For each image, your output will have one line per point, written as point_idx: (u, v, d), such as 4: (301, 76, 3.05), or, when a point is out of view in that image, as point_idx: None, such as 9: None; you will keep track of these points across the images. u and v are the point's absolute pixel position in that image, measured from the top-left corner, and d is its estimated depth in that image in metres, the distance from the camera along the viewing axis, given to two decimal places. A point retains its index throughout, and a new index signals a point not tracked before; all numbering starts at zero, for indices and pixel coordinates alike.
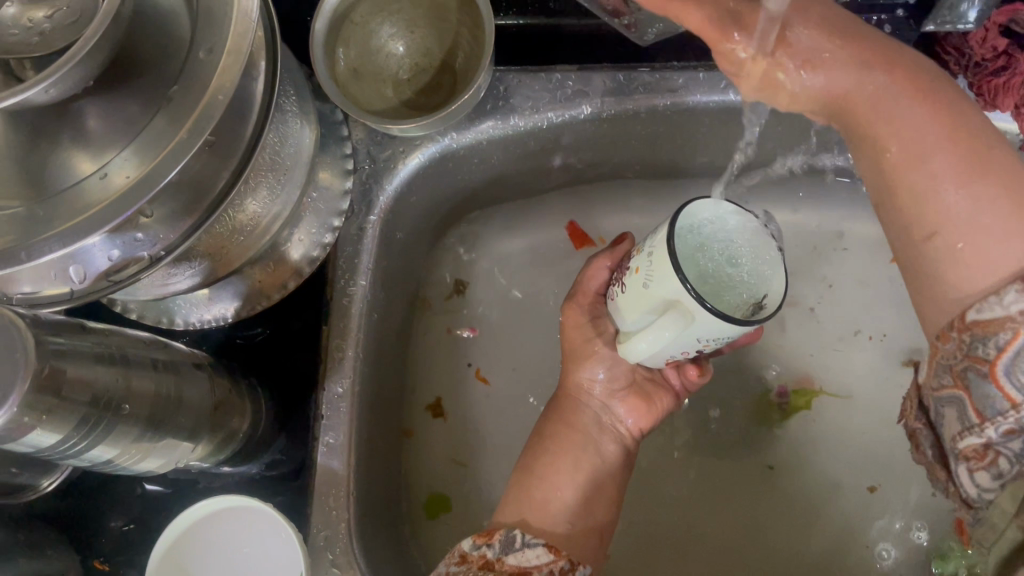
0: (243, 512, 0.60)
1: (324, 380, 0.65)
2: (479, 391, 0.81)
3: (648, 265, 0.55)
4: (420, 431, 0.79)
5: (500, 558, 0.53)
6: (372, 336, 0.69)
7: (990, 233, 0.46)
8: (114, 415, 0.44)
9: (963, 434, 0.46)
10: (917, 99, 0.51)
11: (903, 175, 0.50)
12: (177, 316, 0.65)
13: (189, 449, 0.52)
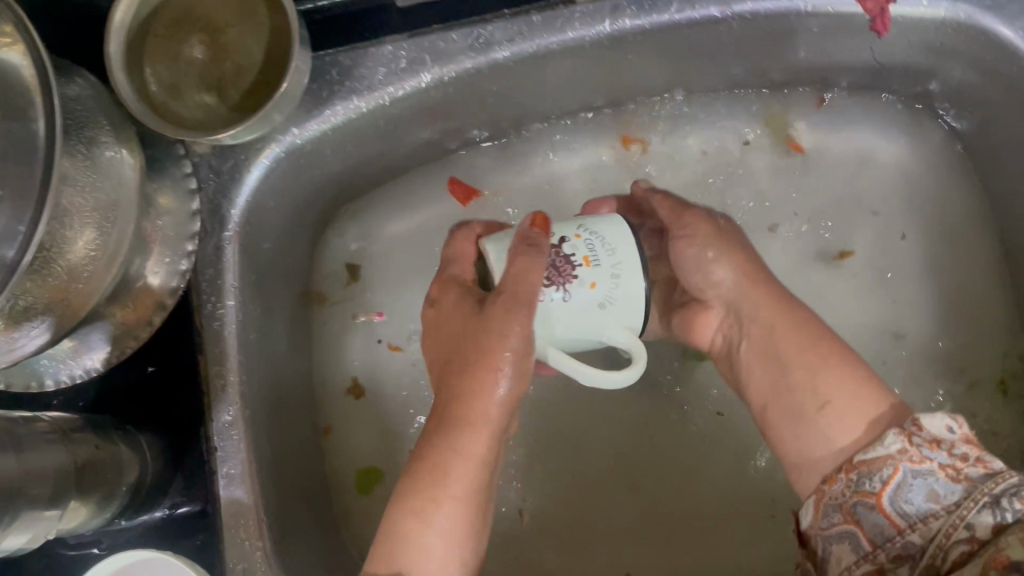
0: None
1: (211, 411, 0.62)
2: (396, 362, 0.81)
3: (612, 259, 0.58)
4: (338, 420, 0.78)
5: None
6: (257, 353, 0.67)
7: (842, 417, 0.58)
8: None
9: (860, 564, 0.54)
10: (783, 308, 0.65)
11: (768, 354, 0.64)
12: (46, 377, 0.62)
13: (55, 518, 0.50)
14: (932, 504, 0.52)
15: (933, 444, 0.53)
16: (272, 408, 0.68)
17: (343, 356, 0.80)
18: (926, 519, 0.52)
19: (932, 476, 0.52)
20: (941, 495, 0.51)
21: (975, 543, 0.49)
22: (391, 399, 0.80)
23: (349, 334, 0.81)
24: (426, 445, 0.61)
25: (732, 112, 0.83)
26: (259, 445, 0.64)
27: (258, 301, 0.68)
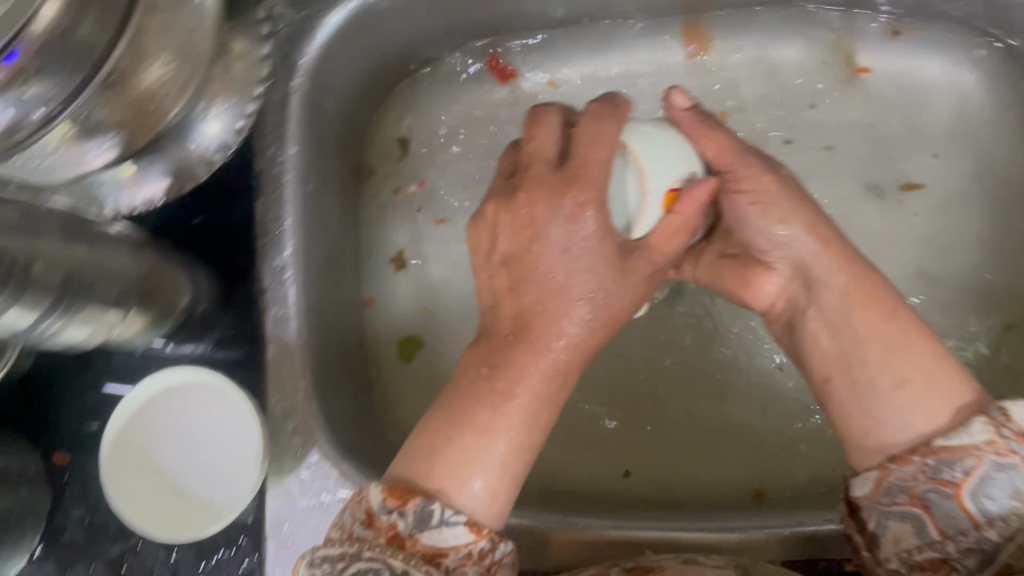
0: (192, 392, 0.59)
1: (265, 253, 0.63)
2: (439, 235, 0.81)
3: None
4: (380, 289, 0.78)
5: (413, 533, 0.45)
6: (312, 204, 0.67)
7: (923, 403, 0.47)
8: (23, 277, 0.45)
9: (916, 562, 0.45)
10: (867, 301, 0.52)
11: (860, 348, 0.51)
12: (105, 204, 0.61)
13: (117, 317, 0.52)
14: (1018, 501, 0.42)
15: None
16: (322, 262, 0.69)
17: (386, 226, 0.80)
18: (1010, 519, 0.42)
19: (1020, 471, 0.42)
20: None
21: None
22: (431, 274, 0.80)
23: (393, 207, 0.81)
24: (505, 359, 0.51)
25: (797, 26, 0.82)
26: (309, 292, 0.65)
27: (317, 157, 0.69)
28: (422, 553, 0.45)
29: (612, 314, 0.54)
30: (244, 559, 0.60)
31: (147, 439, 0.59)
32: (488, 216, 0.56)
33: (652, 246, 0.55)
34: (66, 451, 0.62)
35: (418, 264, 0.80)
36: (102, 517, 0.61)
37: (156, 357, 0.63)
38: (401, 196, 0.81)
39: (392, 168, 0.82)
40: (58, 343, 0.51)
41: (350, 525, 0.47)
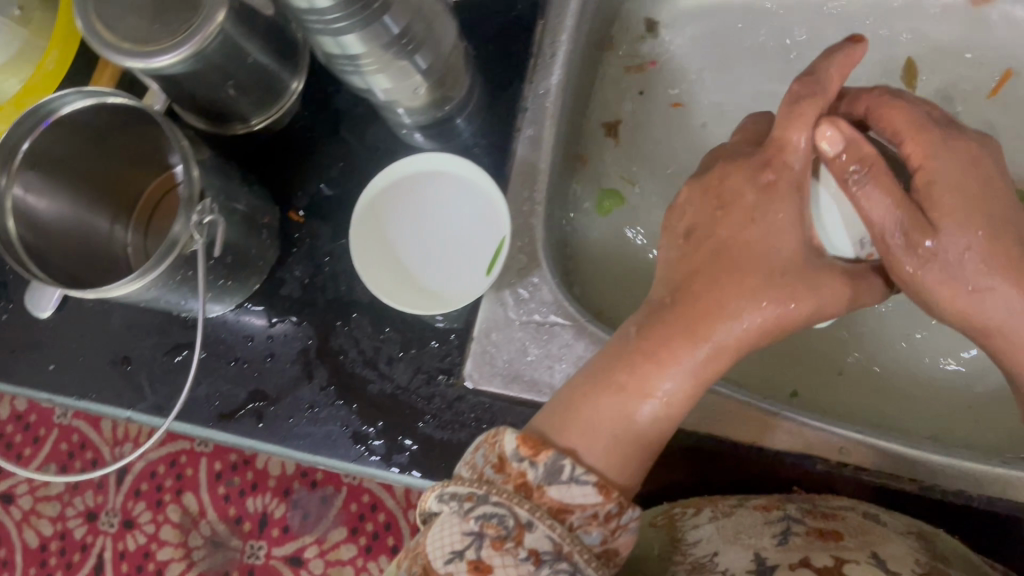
0: (433, 178, 0.61)
1: (537, 72, 0.63)
2: (667, 114, 0.76)
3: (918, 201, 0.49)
4: (592, 155, 0.74)
5: (541, 485, 0.41)
6: (583, 41, 0.67)
7: None
8: (382, 8, 0.46)
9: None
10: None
11: None
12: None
13: (419, 83, 0.54)
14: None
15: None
16: (572, 103, 0.68)
17: (616, 94, 0.76)
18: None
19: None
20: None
21: None
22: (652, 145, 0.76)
23: (627, 75, 0.77)
24: (657, 321, 0.47)
25: None
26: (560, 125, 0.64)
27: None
28: (547, 506, 0.40)
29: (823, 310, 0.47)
30: (446, 356, 0.62)
31: (390, 218, 0.61)
32: (706, 180, 0.51)
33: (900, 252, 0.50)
34: (302, 211, 0.64)
35: (638, 132, 0.76)
36: (323, 280, 0.63)
37: (403, 146, 0.64)
38: (636, 70, 0.77)
39: (636, 39, 0.78)
40: (364, 81, 0.52)
41: (473, 466, 0.42)
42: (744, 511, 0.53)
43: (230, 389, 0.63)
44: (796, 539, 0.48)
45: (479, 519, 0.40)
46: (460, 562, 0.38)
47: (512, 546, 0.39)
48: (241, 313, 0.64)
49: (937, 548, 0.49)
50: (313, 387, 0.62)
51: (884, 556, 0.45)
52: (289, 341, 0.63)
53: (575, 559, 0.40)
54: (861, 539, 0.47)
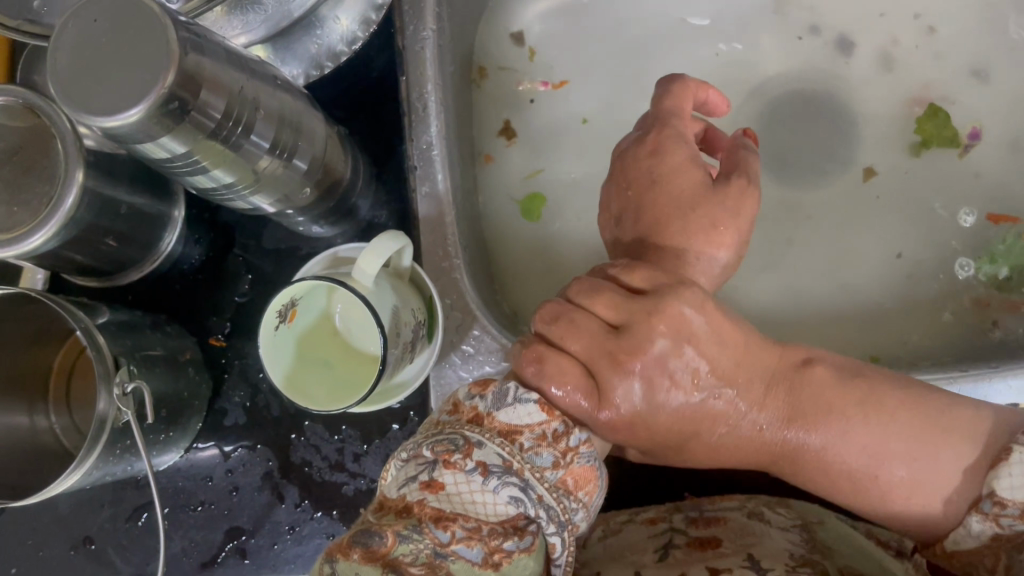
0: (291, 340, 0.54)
1: (411, 132, 0.62)
2: (553, 103, 0.79)
3: (349, 327, 0.56)
4: (495, 155, 0.77)
5: (436, 484, 0.36)
6: (451, 86, 0.65)
7: (919, 479, 0.41)
8: (245, 126, 0.44)
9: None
10: (874, 420, 0.42)
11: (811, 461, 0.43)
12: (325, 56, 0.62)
13: (302, 184, 0.52)
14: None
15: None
16: (460, 147, 0.67)
17: (510, 105, 0.78)
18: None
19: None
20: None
21: None
22: (551, 140, 0.78)
23: (515, 91, 0.79)
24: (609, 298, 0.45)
25: None
26: (453, 172, 0.64)
27: (453, 35, 0.66)
28: (427, 517, 0.35)
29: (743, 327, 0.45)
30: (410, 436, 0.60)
31: (324, 381, 0.55)
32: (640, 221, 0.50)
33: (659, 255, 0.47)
34: (222, 336, 0.62)
35: (531, 139, 0.78)
36: (265, 399, 0.61)
37: (303, 241, 0.62)
38: (528, 86, 0.79)
39: (523, 56, 0.79)
40: (246, 199, 0.50)
41: (391, 495, 0.37)
42: (632, 527, 0.53)
43: (204, 535, 0.60)
44: (676, 554, 0.48)
45: (433, 441, 0.37)
46: (412, 486, 0.36)
47: (459, 459, 0.36)
48: (191, 456, 0.61)
49: (820, 537, 0.49)
50: (289, 507, 0.60)
51: (758, 556, 0.45)
52: (250, 469, 0.61)
53: (525, 474, 0.36)
54: (738, 543, 0.48)
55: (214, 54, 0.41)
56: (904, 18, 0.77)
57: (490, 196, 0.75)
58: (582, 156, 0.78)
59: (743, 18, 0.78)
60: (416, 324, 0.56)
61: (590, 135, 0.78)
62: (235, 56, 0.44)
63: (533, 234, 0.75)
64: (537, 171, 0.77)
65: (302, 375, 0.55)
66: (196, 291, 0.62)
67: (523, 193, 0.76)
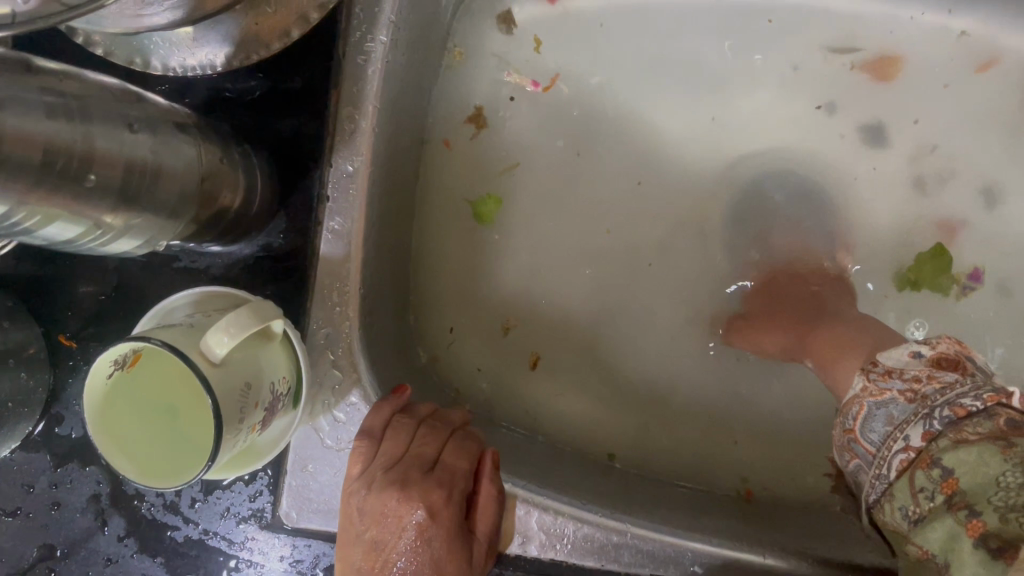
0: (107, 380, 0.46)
1: (330, 156, 0.54)
2: (521, 117, 0.72)
3: (170, 384, 0.47)
4: (455, 144, 0.70)
5: None
6: (390, 106, 0.57)
7: (857, 357, 0.53)
8: (75, 185, 0.35)
9: (866, 470, 0.47)
10: (854, 325, 0.59)
11: (810, 334, 0.63)
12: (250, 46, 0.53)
13: (169, 228, 0.43)
14: (888, 427, 0.45)
15: (888, 377, 0.47)
16: (388, 173, 0.59)
17: (480, 92, 0.71)
18: (887, 443, 0.45)
19: (893, 403, 0.46)
20: (896, 418, 0.45)
21: (911, 452, 0.43)
22: (517, 153, 0.72)
23: (501, 79, 0.71)
24: (412, 444, 0.52)
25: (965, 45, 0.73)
26: (371, 209, 0.56)
27: (407, 47, 0.58)
28: None
29: (450, 480, 0.51)
30: (255, 495, 0.54)
31: (136, 434, 0.46)
32: (774, 287, 0.73)
33: (440, 470, 0.51)
34: (73, 335, 0.55)
35: (499, 142, 0.72)
36: None
37: (184, 252, 0.55)
38: (516, 80, 0.72)
39: (512, 51, 0.72)
40: (99, 247, 0.41)
41: None
42: None
43: (16, 546, 0.55)
44: None
45: None
46: None
47: None
48: (14, 459, 0.55)
49: None
50: (110, 538, 0.55)
51: None
52: (77, 487, 0.55)
53: None
54: None
55: (20, 105, 0.32)
56: (894, 137, 0.74)
57: (434, 196, 0.69)
58: (547, 175, 0.73)
59: (748, 86, 0.74)
60: (274, 401, 0.48)
61: (553, 164, 0.73)
62: (61, 97, 0.35)
63: (470, 245, 0.71)
64: (513, 166, 0.72)
65: (133, 409, 0.47)
66: (54, 281, 0.55)
67: (474, 194, 0.71)
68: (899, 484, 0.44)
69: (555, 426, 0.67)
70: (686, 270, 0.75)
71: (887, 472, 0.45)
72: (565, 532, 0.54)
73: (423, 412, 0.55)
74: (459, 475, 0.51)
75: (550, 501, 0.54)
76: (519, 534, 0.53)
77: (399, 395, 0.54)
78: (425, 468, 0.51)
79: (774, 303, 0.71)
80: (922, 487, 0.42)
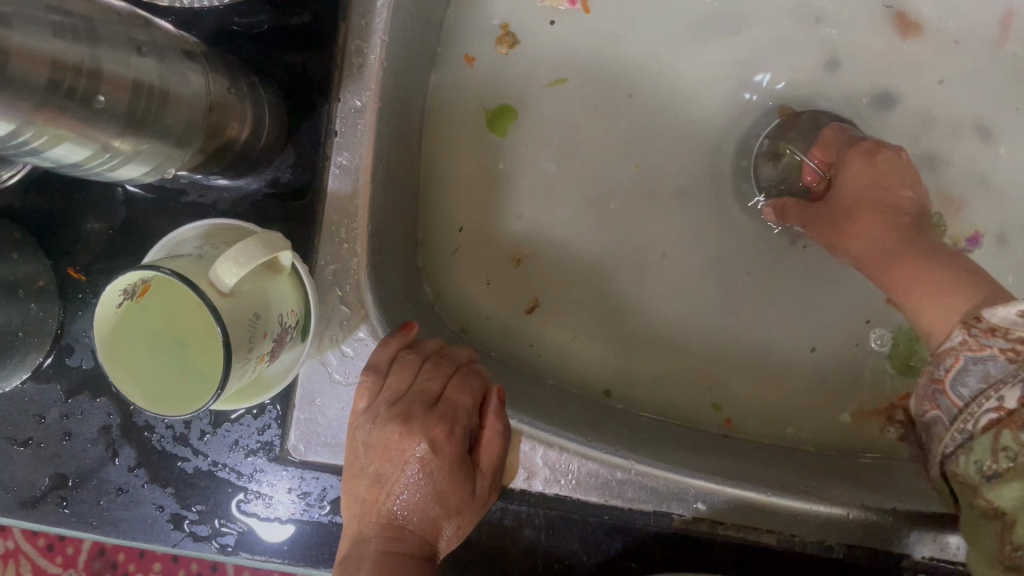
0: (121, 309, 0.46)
1: (339, 90, 0.53)
2: (535, 59, 0.72)
3: (180, 324, 0.48)
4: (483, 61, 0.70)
5: None
6: (399, 42, 0.56)
7: (949, 293, 0.50)
8: (83, 107, 0.35)
9: (947, 421, 0.48)
10: (944, 256, 0.53)
11: (904, 255, 0.55)
12: None
13: (178, 157, 0.43)
14: (983, 384, 0.46)
15: (991, 333, 0.46)
16: (397, 110, 0.59)
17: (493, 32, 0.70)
18: (977, 400, 0.46)
19: (991, 360, 0.45)
20: (992, 376, 0.45)
21: (1003, 412, 0.45)
22: (529, 93, 0.71)
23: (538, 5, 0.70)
24: (415, 380, 0.52)
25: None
26: (380, 144, 0.56)
27: None
28: None
29: (452, 414, 0.51)
30: (264, 429, 0.55)
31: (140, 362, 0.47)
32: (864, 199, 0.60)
33: (444, 405, 0.51)
34: (83, 268, 0.55)
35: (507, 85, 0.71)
36: None
37: (191, 187, 0.54)
38: (550, 5, 0.70)
39: None
40: (110, 173, 0.41)
41: None
42: None
43: (28, 475, 0.56)
44: None
45: None
46: None
47: None
48: (25, 390, 0.55)
49: None
50: (121, 467, 0.55)
51: None
52: (88, 418, 0.55)
53: None
54: None
55: (27, 23, 0.32)
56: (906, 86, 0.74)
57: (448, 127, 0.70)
58: (559, 116, 0.72)
59: (762, 31, 0.73)
60: (282, 332, 0.48)
61: (566, 108, 0.72)
62: (68, 18, 0.35)
63: (478, 182, 0.70)
64: (559, 82, 0.72)
65: (145, 333, 0.47)
66: (62, 213, 0.55)
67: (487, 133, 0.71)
68: (981, 439, 0.46)
69: (552, 361, 0.68)
70: (693, 215, 0.75)
71: (971, 427, 0.46)
72: (571, 469, 0.54)
73: (430, 348, 0.55)
74: (463, 410, 0.51)
75: (559, 440, 0.54)
76: (524, 468, 0.54)
77: (404, 332, 0.54)
78: (428, 403, 0.51)
79: (858, 196, 0.60)
80: (1005, 447, 0.45)
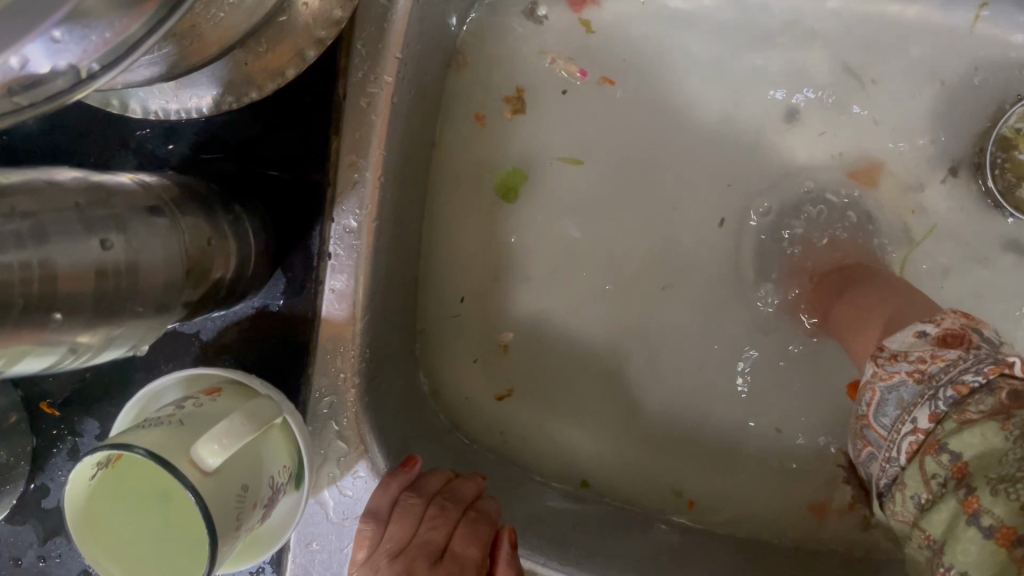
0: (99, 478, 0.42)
1: (332, 209, 0.49)
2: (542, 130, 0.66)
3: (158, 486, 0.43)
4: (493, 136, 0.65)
5: None
6: (398, 148, 0.51)
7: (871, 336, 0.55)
8: (39, 320, 0.31)
9: (877, 458, 0.45)
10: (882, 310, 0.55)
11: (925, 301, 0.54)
12: (239, 93, 0.47)
13: (157, 324, 0.39)
14: (898, 410, 0.43)
15: (894, 360, 0.44)
16: (397, 216, 0.54)
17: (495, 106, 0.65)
18: (896, 425, 0.43)
19: (902, 386, 0.43)
20: (904, 402, 0.42)
21: (920, 434, 0.41)
22: (537, 173, 0.66)
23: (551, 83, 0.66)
24: (417, 532, 0.48)
25: None
26: (378, 262, 0.51)
27: (414, 74, 0.52)
28: None
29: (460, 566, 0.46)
30: None
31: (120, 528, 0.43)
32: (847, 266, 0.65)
33: (454, 558, 0.46)
34: (57, 402, 0.51)
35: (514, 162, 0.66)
36: None
37: None
38: (563, 71, 0.66)
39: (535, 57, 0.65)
40: (87, 363, 0.37)
41: None
42: None
43: None
44: None
45: None
46: None
47: None
48: None
49: None
50: None
51: None
52: (67, 562, 0.51)
53: None
54: None
55: None
56: None
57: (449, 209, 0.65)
58: (569, 192, 0.66)
59: None
60: (274, 493, 0.44)
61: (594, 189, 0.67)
62: (9, 221, 0.30)
63: (482, 266, 0.66)
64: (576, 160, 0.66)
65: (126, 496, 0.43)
66: None
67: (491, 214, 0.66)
68: (910, 471, 0.41)
69: (541, 450, 0.64)
70: None
71: (897, 455, 0.42)
72: None
73: (434, 484, 0.51)
74: (471, 563, 0.46)
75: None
76: None
77: (405, 470, 0.50)
78: (433, 559, 0.46)
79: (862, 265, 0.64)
80: (933, 474, 0.39)
